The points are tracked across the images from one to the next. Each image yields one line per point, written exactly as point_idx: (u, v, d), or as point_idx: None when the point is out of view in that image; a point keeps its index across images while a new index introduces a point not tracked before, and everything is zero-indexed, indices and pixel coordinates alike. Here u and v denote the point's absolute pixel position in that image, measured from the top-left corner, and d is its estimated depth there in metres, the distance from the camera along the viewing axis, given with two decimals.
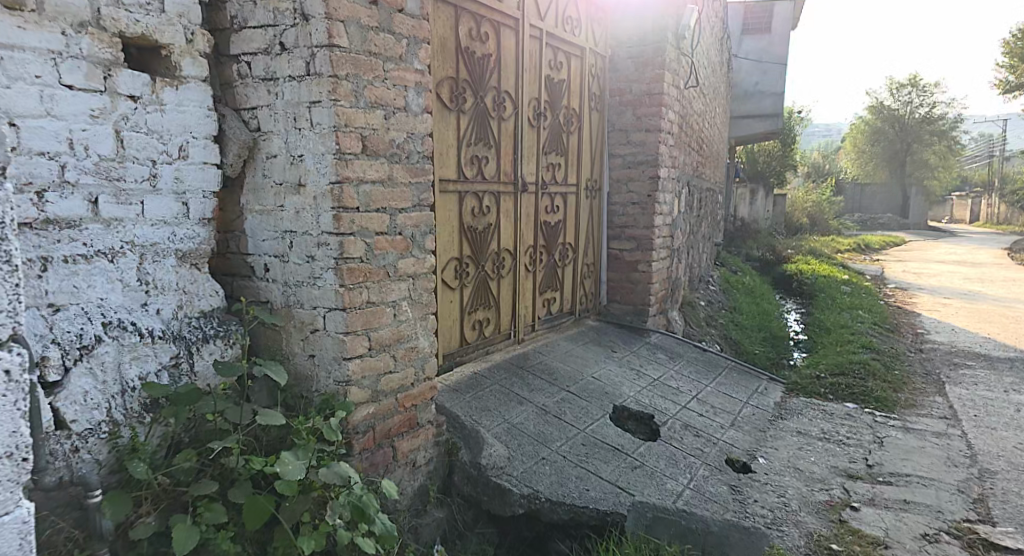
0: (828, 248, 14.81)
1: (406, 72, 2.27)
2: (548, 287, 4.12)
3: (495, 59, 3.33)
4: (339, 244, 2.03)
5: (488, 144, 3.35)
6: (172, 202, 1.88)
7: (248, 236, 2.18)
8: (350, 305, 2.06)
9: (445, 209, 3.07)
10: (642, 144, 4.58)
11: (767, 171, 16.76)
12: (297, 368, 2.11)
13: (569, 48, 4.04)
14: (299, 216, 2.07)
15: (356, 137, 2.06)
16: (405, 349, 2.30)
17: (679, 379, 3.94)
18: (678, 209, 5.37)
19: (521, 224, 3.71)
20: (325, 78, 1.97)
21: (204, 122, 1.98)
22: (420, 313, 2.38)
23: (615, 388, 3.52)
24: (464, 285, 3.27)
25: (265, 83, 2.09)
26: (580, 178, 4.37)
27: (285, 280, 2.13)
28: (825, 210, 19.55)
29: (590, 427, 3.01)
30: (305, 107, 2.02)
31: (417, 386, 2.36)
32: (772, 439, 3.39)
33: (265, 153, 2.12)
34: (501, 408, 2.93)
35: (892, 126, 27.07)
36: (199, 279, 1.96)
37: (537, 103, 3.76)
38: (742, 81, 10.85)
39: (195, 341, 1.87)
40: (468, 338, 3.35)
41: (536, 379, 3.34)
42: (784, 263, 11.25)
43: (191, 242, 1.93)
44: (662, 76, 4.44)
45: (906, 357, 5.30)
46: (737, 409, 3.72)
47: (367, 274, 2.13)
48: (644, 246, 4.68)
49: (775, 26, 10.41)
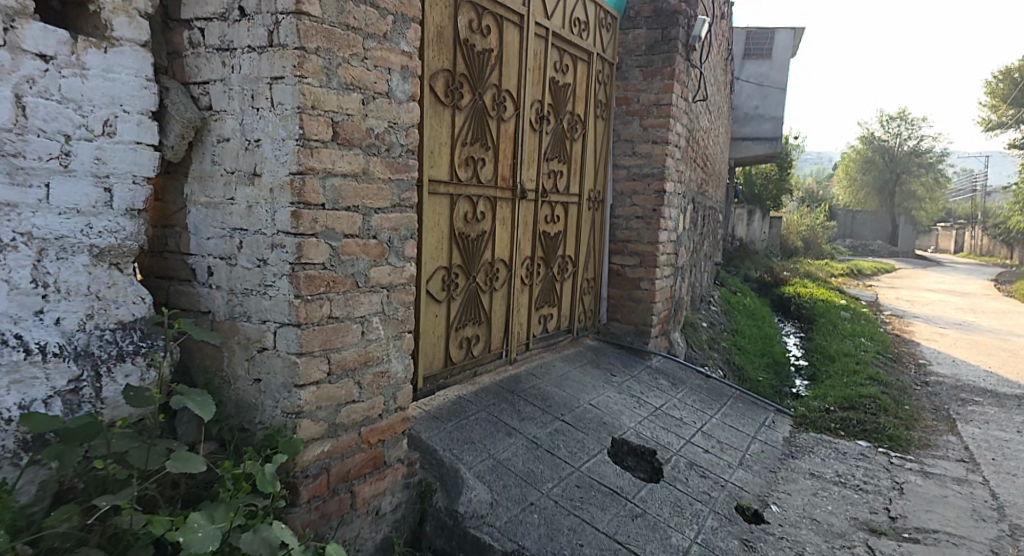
0: (823, 272, 14.71)
1: (391, 53, 1.91)
2: (544, 303, 3.79)
3: (496, 55, 3.02)
4: (296, 246, 1.69)
5: (484, 145, 3.03)
6: (89, 187, 1.55)
7: (191, 232, 1.84)
8: (306, 320, 1.73)
9: (434, 213, 2.74)
10: (648, 156, 4.30)
11: (763, 194, 16.66)
12: (242, 395, 1.81)
13: (575, 51, 3.76)
14: (251, 212, 1.74)
15: (325, 122, 1.72)
16: (373, 374, 1.97)
17: (682, 409, 3.62)
18: (683, 226, 5.08)
19: (518, 234, 3.39)
20: (291, 49, 1.62)
21: (139, 94, 1.64)
22: (394, 331, 2.05)
23: (613, 418, 3.20)
24: (452, 297, 2.94)
25: (220, 53, 1.72)
26: (582, 188, 4.07)
27: (230, 286, 1.80)
28: (818, 234, 19.54)
29: (587, 465, 2.68)
30: (265, 84, 1.67)
31: (387, 418, 2.04)
32: (784, 482, 3.08)
33: (216, 136, 1.78)
34: (486, 440, 2.59)
35: (882, 155, 27.34)
36: (119, 283, 1.65)
37: (541, 106, 3.46)
38: (742, 103, 10.71)
39: (107, 360, 1.58)
40: (454, 357, 3.01)
41: (527, 406, 3.01)
42: (782, 285, 11.06)
43: (111, 237, 1.61)
44: (672, 86, 4.18)
45: (914, 391, 5.02)
46: (745, 446, 3.42)
47: (331, 283, 1.80)
48: (647, 262, 4.39)
49: (775, 53, 10.28)
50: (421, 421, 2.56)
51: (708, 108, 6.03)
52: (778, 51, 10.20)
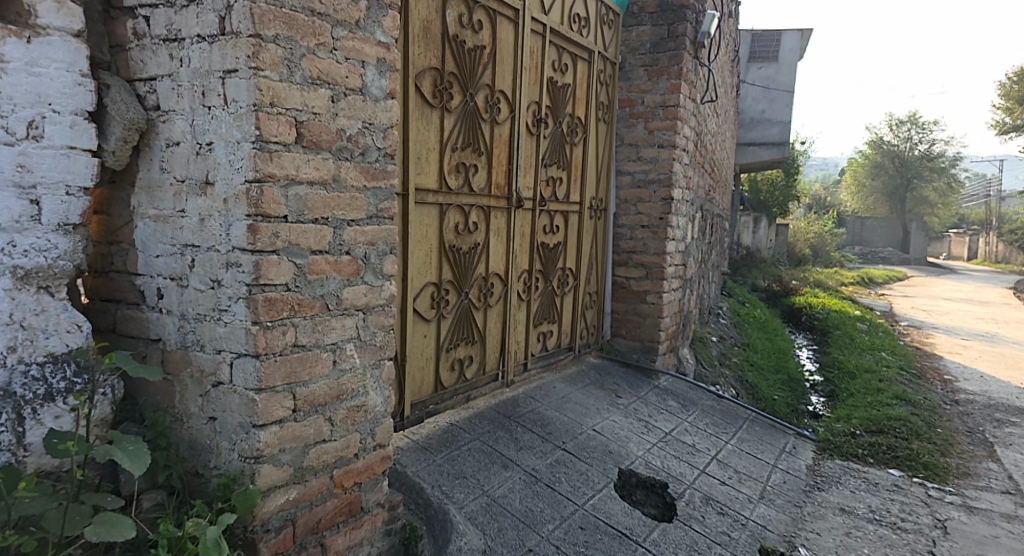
0: (834, 281, 14.39)
1: (364, 43, 1.68)
2: (543, 319, 3.56)
3: (489, 53, 2.81)
4: (253, 265, 1.46)
5: (477, 150, 2.81)
6: (11, 200, 1.30)
7: (139, 249, 1.59)
8: (266, 351, 1.50)
9: (422, 225, 2.52)
10: (654, 161, 4.07)
11: (770, 201, 16.41)
12: (195, 435, 1.58)
13: (575, 49, 3.55)
14: (204, 226, 1.50)
15: (287, 122, 1.49)
16: (347, 409, 1.74)
17: (694, 434, 3.42)
18: (691, 236, 4.84)
19: (514, 246, 3.16)
20: (245, 38, 1.40)
21: (72, 92, 1.37)
22: (372, 359, 1.82)
23: (620, 446, 2.98)
24: (442, 316, 2.71)
25: (167, 45, 1.48)
26: (584, 195, 3.84)
27: (182, 311, 1.56)
28: (827, 242, 19.23)
29: (591, 502, 2.45)
30: (217, 79, 1.44)
31: (364, 458, 1.82)
32: (811, 519, 2.83)
33: (164, 140, 1.53)
34: (480, 474, 2.36)
35: (891, 161, 27.00)
36: (49, 309, 1.38)
37: (538, 108, 3.25)
38: (748, 107, 10.49)
39: (31, 401, 1.32)
40: (445, 381, 2.77)
41: (526, 433, 2.78)
42: (793, 295, 10.78)
43: (40, 257, 1.36)
44: (679, 87, 3.96)
45: (945, 411, 4.73)
46: (763, 476, 3.19)
47: (295, 306, 1.57)
48: (654, 274, 4.15)
49: (782, 56, 10.06)
50: (408, 453, 2.33)
51: (715, 112, 5.81)
52: (784, 54, 9.97)
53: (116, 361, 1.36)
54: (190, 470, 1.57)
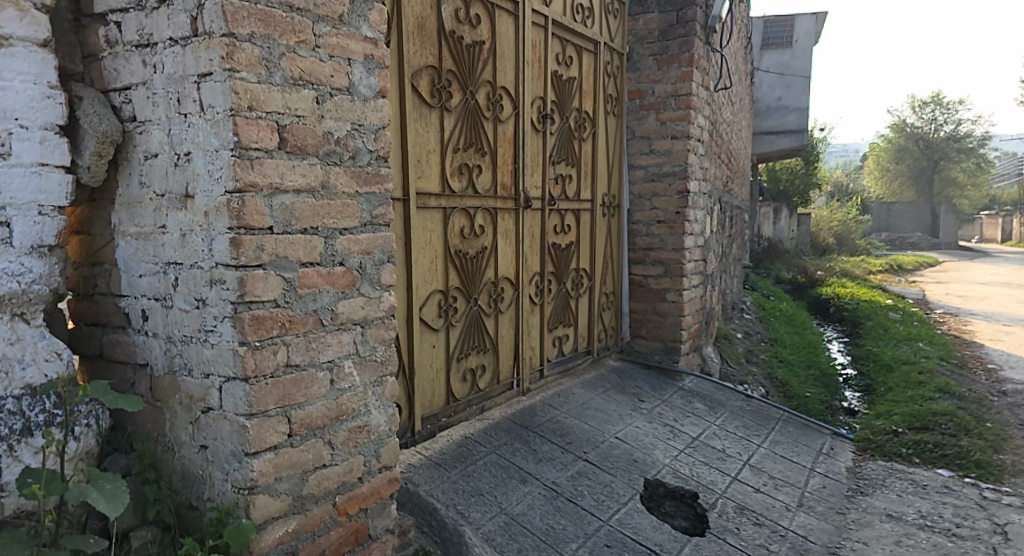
0: (861, 269, 13.97)
1: (349, 39, 1.58)
2: (558, 323, 3.43)
3: (489, 48, 2.70)
4: (237, 282, 1.35)
5: (480, 150, 2.70)
6: None
7: (121, 269, 1.49)
8: (255, 373, 1.39)
9: (425, 230, 2.42)
10: (668, 154, 3.91)
11: (790, 190, 16.01)
12: (187, 465, 1.47)
13: (579, 41, 3.41)
14: (185, 242, 1.40)
15: (268, 126, 1.38)
16: (348, 431, 1.65)
17: (724, 438, 3.25)
18: (710, 230, 4.67)
19: (524, 248, 3.04)
20: (217, 37, 1.27)
21: (41, 105, 1.25)
22: (372, 376, 1.72)
23: (645, 454, 2.83)
24: (451, 324, 2.60)
25: (139, 51, 1.38)
26: (596, 192, 3.70)
27: (167, 333, 1.46)
28: (852, 230, 18.70)
29: (617, 517, 2.32)
30: (192, 84, 1.33)
31: (368, 482, 1.73)
32: (855, 527, 2.66)
33: (142, 152, 1.42)
34: (497, 491, 2.24)
35: (915, 143, 26.23)
36: (24, 337, 1.27)
37: (542, 103, 3.12)
38: (764, 95, 10.21)
39: (7, 437, 1.20)
40: (456, 392, 2.66)
41: (544, 443, 2.65)
42: (819, 286, 10.47)
43: (13, 282, 1.24)
44: (690, 74, 3.80)
45: (993, 403, 4.47)
46: (801, 480, 3.01)
47: (286, 323, 1.46)
48: (673, 271, 3.99)
49: (797, 40, 9.77)
50: (420, 471, 2.21)
51: (730, 100, 5.62)
52: (799, 38, 9.72)
53: (91, 393, 1.26)
54: (184, 503, 1.47)
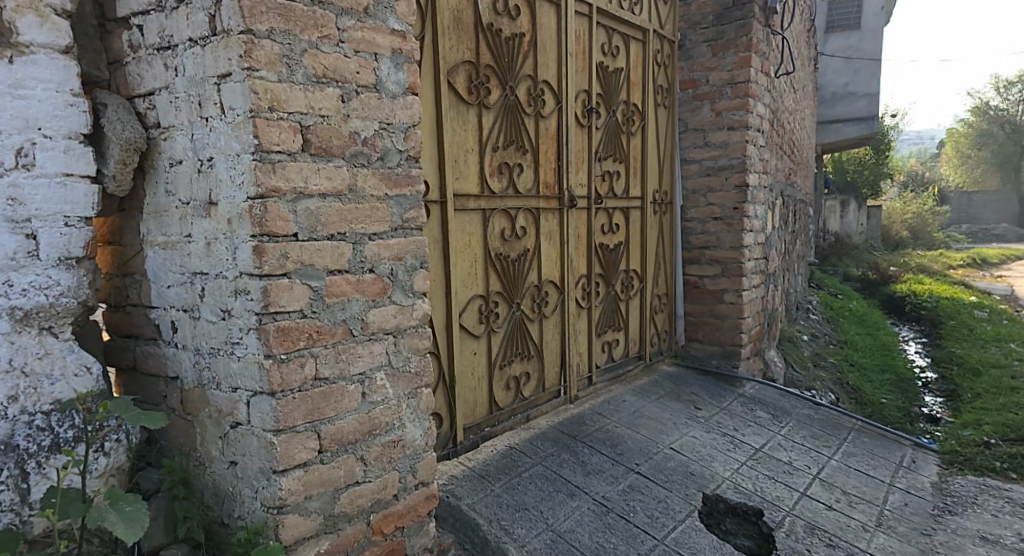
0: (939, 264, 12.92)
1: (376, 32, 1.50)
2: (607, 327, 3.27)
3: (530, 40, 2.58)
4: (261, 292, 1.29)
5: (521, 148, 2.58)
6: (5, 236, 1.18)
7: (151, 280, 1.47)
8: (282, 388, 1.32)
9: (464, 233, 2.32)
10: (724, 145, 3.67)
11: (858, 181, 15.02)
12: (218, 481, 1.41)
13: (627, 30, 3.24)
14: (210, 251, 1.35)
15: (290, 127, 1.32)
16: (382, 446, 1.55)
17: (790, 449, 2.99)
18: (771, 225, 4.36)
19: (570, 250, 2.90)
20: (236, 35, 1.23)
21: (64, 114, 1.26)
22: (407, 388, 1.62)
23: (703, 467, 2.63)
24: (493, 330, 2.49)
25: (161, 54, 1.36)
26: (646, 188, 3.51)
27: (196, 345, 1.41)
28: (929, 222, 17.35)
29: (673, 535, 2.14)
30: (213, 86, 1.30)
31: (404, 499, 1.63)
32: (945, 550, 2.36)
33: (167, 159, 1.40)
34: (543, 505, 2.11)
35: (999, 126, 24.13)
36: (53, 351, 1.25)
37: (587, 97, 2.97)
38: (828, 82, 9.60)
39: (36, 453, 1.19)
40: (499, 400, 2.55)
41: (593, 454, 2.50)
42: (892, 282, 9.73)
43: (41, 295, 1.23)
44: (749, 60, 3.54)
45: None
46: (880, 497, 2.72)
47: (314, 334, 1.38)
48: (731, 270, 3.73)
49: (865, 21, 9.11)
50: (463, 483, 2.12)
51: (792, 87, 5.27)
52: (868, 19, 9.16)
53: (112, 409, 1.19)
54: (215, 520, 1.41)
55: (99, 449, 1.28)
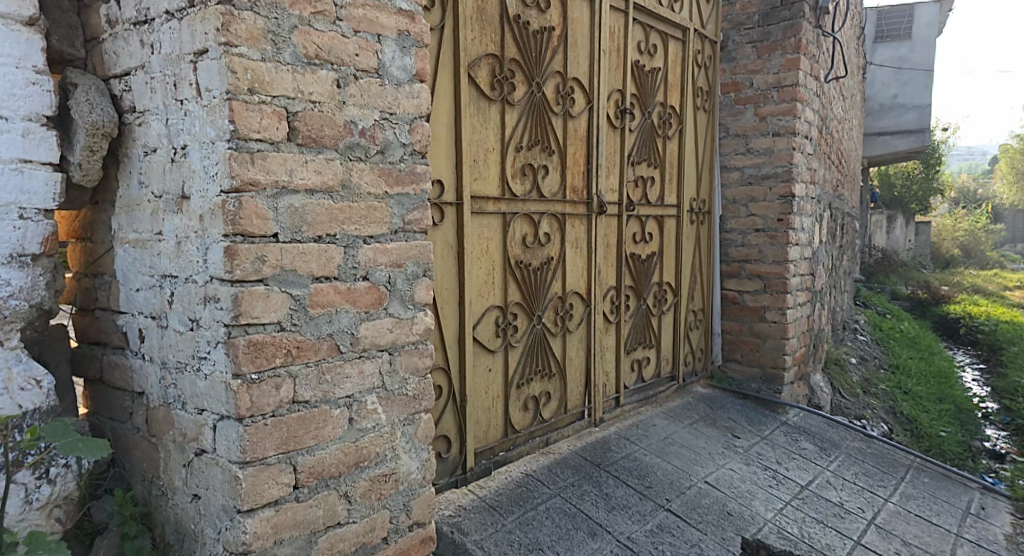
0: (994, 284, 12.13)
1: (379, 11, 1.32)
2: (637, 345, 3.01)
3: (560, 34, 2.38)
4: (231, 300, 1.10)
5: (547, 148, 2.38)
6: None
7: (121, 282, 1.31)
8: (251, 413, 1.13)
9: (481, 238, 2.12)
10: (769, 152, 3.39)
11: (906, 196, 14.28)
12: (180, 516, 1.23)
13: (665, 27, 3.01)
14: (181, 251, 1.19)
15: (274, 113, 1.14)
16: (369, 481, 1.35)
17: (840, 489, 2.67)
18: (819, 239, 4.03)
19: (598, 259, 2.67)
20: (213, 6, 1.07)
21: (24, 93, 1.12)
22: (403, 413, 1.42)
23: (742, 506, 2.34)
24: (510, 345, 2.28)
25: (137, 29, 1.22)
26: (682, 196, 3.25)
27: (162, 358, 1.25)
28: (983, 240, 16.39)
29: None
30: (188, 64, 1.14)
31: (396, 542, 1.42)
32: None
33: (140, 147, 1.26)
34: (560, 546, 1.86)
35: None
36: None
37: (621, 96, 2.75)
38: (876, 93, 9.11)
39: None
40: (515, 422, 2.33)
41: (618, 487, 2.24)
42: (945, 303, 9.12)
43: None
44: (798, 62, 3.27)
45: None
46: (946, 550, 2.38)
47: (293, 351, 1.19)
48: (774, 286, 3.43)
49: (917, 31, 8.65)
50: (471, 516, 1.90)
51: (842, 94, 4.93)
52: (921, 28, 8.56)
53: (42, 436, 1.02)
54: None
55: (42, 476, 1.12)
